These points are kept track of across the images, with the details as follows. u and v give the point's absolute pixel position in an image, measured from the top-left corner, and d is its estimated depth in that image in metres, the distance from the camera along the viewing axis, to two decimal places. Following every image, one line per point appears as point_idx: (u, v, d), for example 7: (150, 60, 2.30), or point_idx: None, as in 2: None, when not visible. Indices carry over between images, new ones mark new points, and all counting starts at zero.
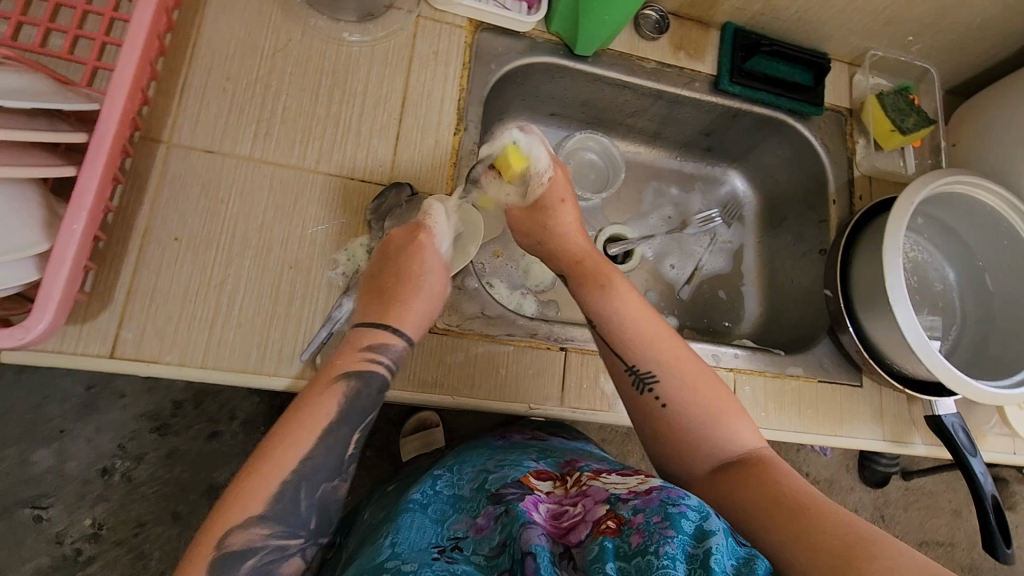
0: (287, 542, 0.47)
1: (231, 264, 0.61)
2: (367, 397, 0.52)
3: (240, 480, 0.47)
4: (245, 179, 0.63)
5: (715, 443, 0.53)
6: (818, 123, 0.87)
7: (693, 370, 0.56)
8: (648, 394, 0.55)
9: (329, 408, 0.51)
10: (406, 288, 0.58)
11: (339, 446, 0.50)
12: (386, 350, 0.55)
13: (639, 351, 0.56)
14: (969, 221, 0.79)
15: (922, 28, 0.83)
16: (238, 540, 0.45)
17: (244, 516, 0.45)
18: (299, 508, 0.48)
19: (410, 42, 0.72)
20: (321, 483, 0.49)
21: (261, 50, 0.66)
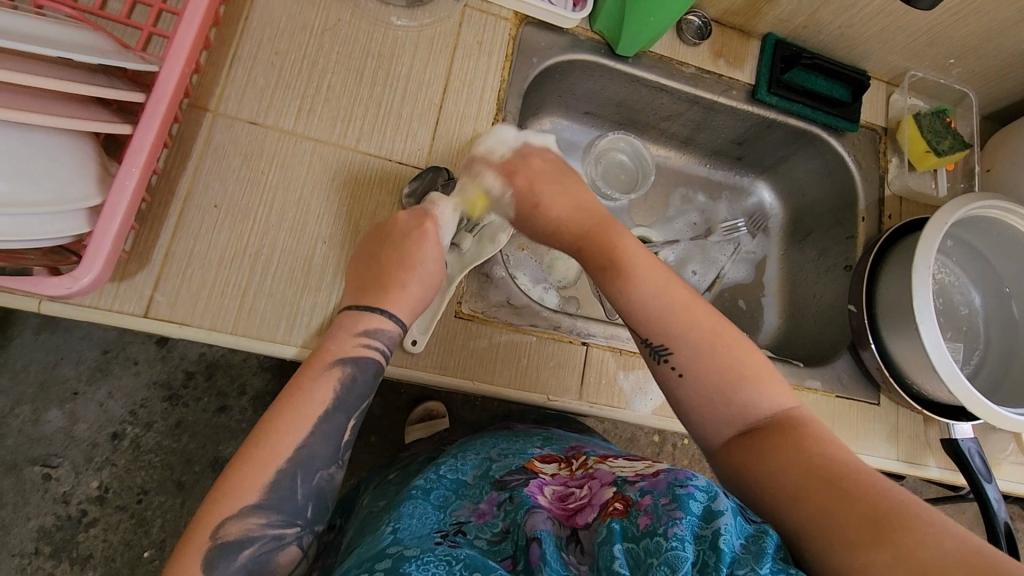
0: (284, 531, 0.47)
1: (268, 235, 0.62)
2: (361, 383, 0.53)
3: (239, 469, 0.47)
4: (286, 153, 0.64)
5: (737, 410, 0.51)
6: (852, 140, 0.87)
7: (708, 334, 0.54)
8: (664, 363, 0.55)
9: (324, 396, 0.51)
10: (405, 272, 0.58)
11: (333, 435, 0.51)
12: (380, 335, 0.55)
13: (650, 322, 0.55)
14: (1000, 246, 0.78)
15: (965, 52, 0.83)
16: (233, 530, 0.45)
17: (237, 507, 0.46)
18: (296, 496, 0.48)
19: (456, 31, 0.72)
20: (317, 471, 0.49)
21: (310, 28, 0.67)
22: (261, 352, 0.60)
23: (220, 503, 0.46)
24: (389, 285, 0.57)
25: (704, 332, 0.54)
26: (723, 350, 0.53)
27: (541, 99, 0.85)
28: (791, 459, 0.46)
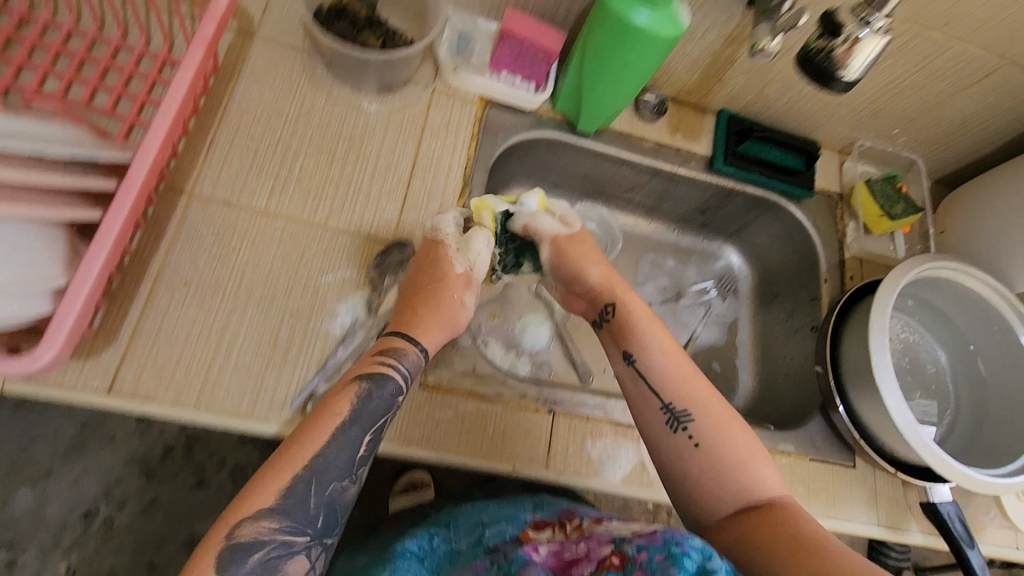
0: (294, 538, 0.50)
1: (235, 309, 0.64)
2: (381, 395, 0.57)
3: (263, 474, 0.51)
4: (258, 231, 0.67)
5: (746, 485, 0.58)
6: (809, 206, 0.91)
7: (719, 407, 0.62)
8: (682, 432, 0.61)
9: (343, 408, 0.55)
10: (423, 306, 0.63)
11: (350, 446, 0.54)
12: (402, 357, 0.59)
13: (675, 391, 0.63)
14: (960, 305, 0.81)
15: (907, 123, 0.88)
16: (247, 532, 0.48)
17: (256, 508, 0.49)
18: (309, 504, 0.51)
19: (424, 113, 0.77)
20: (331, 483, 0.52)
21: (286, 115, 0.72)
22: (223, 427, 0.60)
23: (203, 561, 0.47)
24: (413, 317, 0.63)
25: (714, 407, 0.62)
26: (729, 430, 0.61)
27: (508, 173, 0.89)
28: (774, 533, 0.53)
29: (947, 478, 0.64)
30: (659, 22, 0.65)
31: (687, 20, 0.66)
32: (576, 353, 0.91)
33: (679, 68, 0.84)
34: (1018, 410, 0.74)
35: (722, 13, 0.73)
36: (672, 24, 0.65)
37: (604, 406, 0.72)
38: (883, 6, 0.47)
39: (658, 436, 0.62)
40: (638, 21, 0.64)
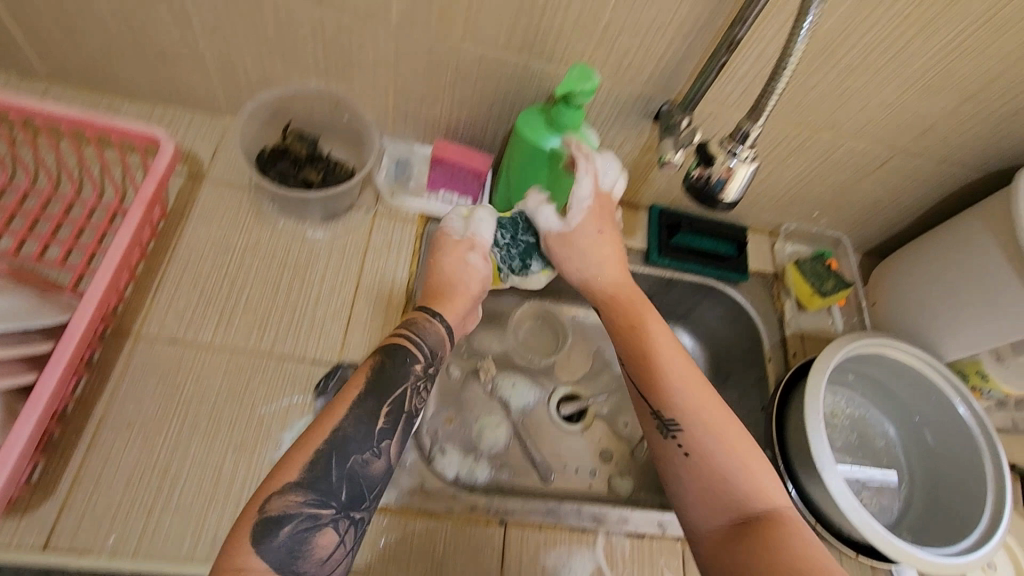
0: (319, 511, 0.52)
1: (179, 448, 0.65)
2: (401, 363, 0.62)
3: (290, 452, 0.54)
4: (203, 367, 0.69)
5: (739, 494, 0.58)
6: (746, 288, 0.95)
7: (714, 412, 0.64)
8: (672, 439, 0.63)
9: (360, 381, 0.59)
10: (440, 289, 0.71)
11: (367, 422, 0.57)
12: (424, 331, 0.66)
13: (668, 395, 0.65)
14: (899, 378, 0.83)
15: (824, 207, 0.93)
16: (276, 505, 0.51)
17: (283, 483, 0.52)
18: (330, 477, 0.53)
19: (367, 235, 0.82)
20: (352, 455, 0.55)
21: (233, 249, 0.76)
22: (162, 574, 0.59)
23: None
24: (434, 295, 0.70)
25: (705, 410, 0.64)
26: (724, 429, 0.63)
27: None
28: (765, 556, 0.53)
29: (894, 558, 0.65)
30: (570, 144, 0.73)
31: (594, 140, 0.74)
32: (536, 453, 0.89)
33: None
34: (966, 484, 0.76)
35: (632, 128, 0.80)
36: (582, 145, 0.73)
37: (556, 510, 0.72)
38: (746, 138, 0.54)
39: (653, 444, 0.65)
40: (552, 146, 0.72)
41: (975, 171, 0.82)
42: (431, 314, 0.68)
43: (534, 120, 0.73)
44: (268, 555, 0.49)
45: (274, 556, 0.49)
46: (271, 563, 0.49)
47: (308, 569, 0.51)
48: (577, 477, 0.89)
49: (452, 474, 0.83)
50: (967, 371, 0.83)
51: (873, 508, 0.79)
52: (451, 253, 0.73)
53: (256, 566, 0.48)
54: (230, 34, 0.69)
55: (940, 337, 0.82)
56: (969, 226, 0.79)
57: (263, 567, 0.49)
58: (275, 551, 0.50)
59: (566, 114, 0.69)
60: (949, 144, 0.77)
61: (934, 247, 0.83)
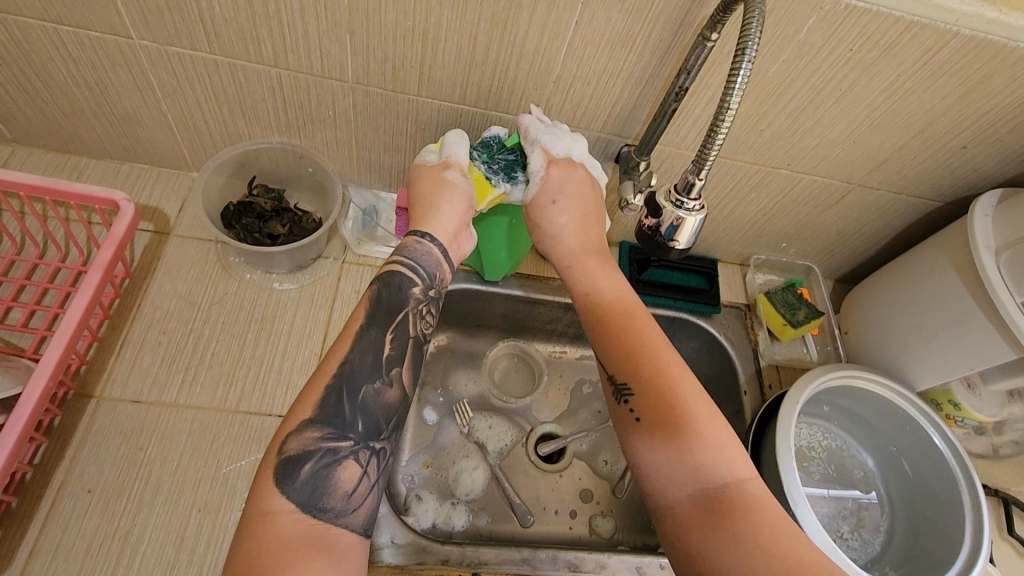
0: (338, 444, 0.53)
1: (140, 512, 0.64)
2: (395, 289, 0.62)
3: (301, 392, 0.55)
4: (166, 426, 0.68)
5: (694, 465, 0.55)
6: (719, 320, 0.94)
7: (670, 376, 0.60)
8: (625, 404, 0.60)
9: (360, 312, 0.60)
10: (424, 211, 0.68)
11: (372, 352, 0.58)
12: (412, 251, 0.65)
13: (618, 362, 0.62)
14: (873, 408, 0.83)
15: (791, 238, 0.94)
16: (295, 445, 0.52)
17: (298, 424, 0.53)
18: (344, 411, 0.54)
19: (334, 285, 0.82)
20: (362, 386, 0.56)
21: (199, 304, 0.76)
22: None
23: (237, 564, 0.46)
24: (417, 217, 0.68)
25: (657, 373, 0.60)
26: (677, 392, 0.59)
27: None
28: (724, 531, 0.51)
29: None
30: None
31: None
32: (515, 494, 0.87)
33: None
34: (944, 513, 0.75)
35: None
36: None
37: (532, 559, 0.71)
38: (691, 191, 0.57)
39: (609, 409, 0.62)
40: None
41: (933, 201, 0.83)
42: (420, 235, 0.66)
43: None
44: (294, 494, 0.49)
45: (300, 495, 0.50)
46: (299, 502, 0.49)
47: (334, 505, 0.51)
48: (556, 518, 0.88)
49: (428, 524, 0.83)
50: (941, 401, 0.82)
51: (851, 542, 0.78)
52: (428, 177, 0.69)
53: (285, 508, 0.49)
54: (191, 96, 0.71)
55: (909, 366, 0.83)
56: (930, 255, 0.80)
57: (291, 507, 0.49)
58: (299, 491, 0.50)
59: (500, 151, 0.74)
60: (903, 176, 0.79)
61: (899, 277, 0.84)
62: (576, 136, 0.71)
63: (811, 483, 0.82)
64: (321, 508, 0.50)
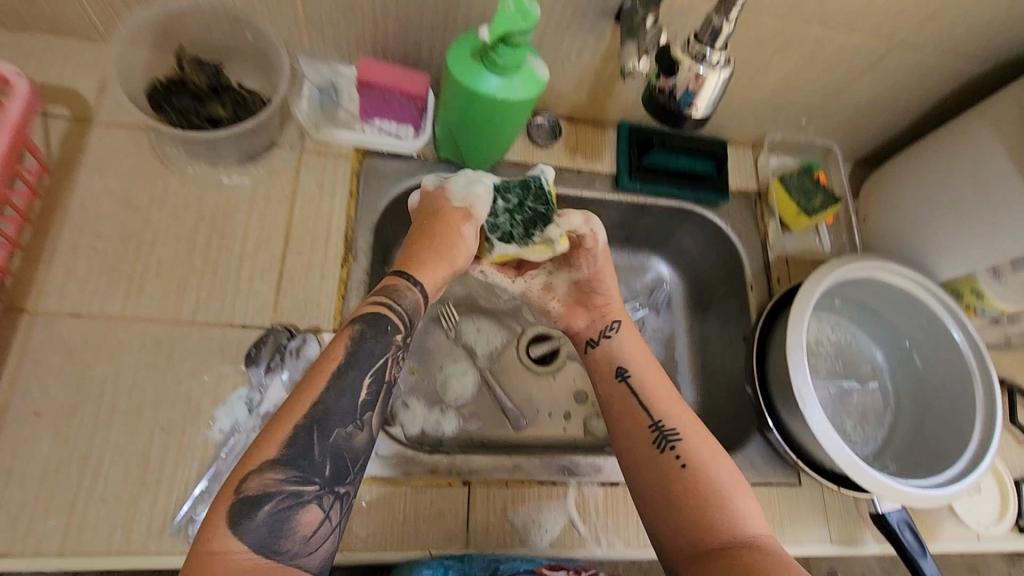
0: (302, 488, 0.47)
1: (97, 434, 0.58)
2: (374, 342, 0.53)
3: (269, 425, 0.49)
4: (114, 342, 0.61)
5: (726, 515, 0.55)
6: (727, 210, 0.86)
7: (709, 437, 0.61)
8: (669, 451, 0.59)
9: (338, 353, 0.52)
10: (429, 255, 0.60)
11: (350, 392, 0.51)
12: (400, 299, 0.57)
13: (665, 411, 0.62)
14: (891, 302, 0.78)
15: (813, 113, 0.83)
16: (254, 485, 0.46)
17: (260, 461, 0.47)
18: (313, 453, 0.48)
19: (293, 178, 0.72)
20: (334, 429, 0.49)
21: (136, 204, 0.67)
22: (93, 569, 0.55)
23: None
24: (416, 258, 0.61)
25: (699, 431, 0.61)
26: (714, 452, 0.59)
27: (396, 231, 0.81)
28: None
29: (866, 488, 0.62)
30: (508, 84, 0.61)
31: (544, 74, 0.62)
32: (506, 398, 0.84)
33: (565, 88, 0.78)
34: (955, 408, 0.72)
35: (590, 32, 0.68)
36: (529, 82, 0.61)
37: (524, 466, 0.68)
38: (717, 39, 0.50)
39: (642, 451, 0.60)
40: (488, 86, 0.61)
41: (982, 60, 0.72)
42: (411, 281, 0.59)
43: (459, 59, 0.61)
44: (248, 535, 0.45)
45: (255, 536, 0.45)
46: (251, 544, 0.45)
47: (290, 546, 0.46)
48: (550, 421, 0.85)
49: (417, 431, 0.79)
50: (963, 291, 0.76)
51: (854, 438, 0.76)
52: (446, 221, 0.62)
53: (237, 548, 0.44)
54: None
55: (931, 255, 0.76)
56: (975, 129, 0.70)
57: (243, 547, 0.44)
58: (254, 531, 0.45)
59: (503, 51, 0.58)
60: (952, 30, 0.67)
61: (935, 156, 0.74)
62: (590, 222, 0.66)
63: (818, 378, 0.79)
64: (275, 550, 0.45)
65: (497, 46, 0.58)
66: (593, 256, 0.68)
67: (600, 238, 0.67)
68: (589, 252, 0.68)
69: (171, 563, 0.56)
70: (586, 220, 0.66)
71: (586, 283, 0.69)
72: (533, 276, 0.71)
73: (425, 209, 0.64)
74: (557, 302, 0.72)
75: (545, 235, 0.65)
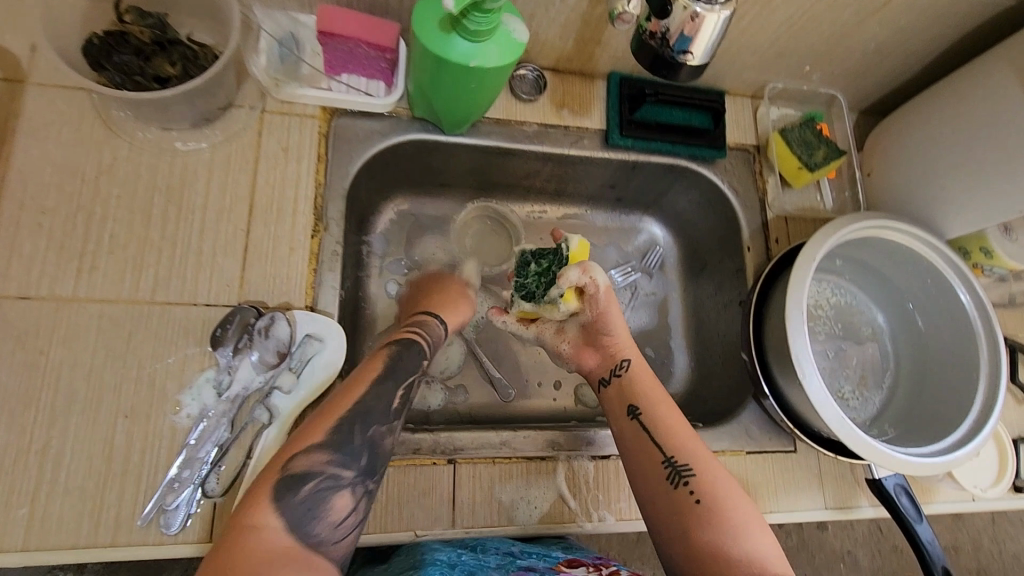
0: (341, 472, 0.49)
1: (55, 423, 0.55)
2: (409, 359, 0.60)
3: (315, 418, 0.52)
4: (68, 325, 0.57)
5: (745, 553, 0.52)
6: (724, 166, 0.80)
7: (723, 472, 0.58)
8: (683, 487, 0.57)
9: (376, 368, 0.57)
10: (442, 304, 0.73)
11: (386, 397, 0.55)
12: (426, 332, 0.65)
13: (678, 446, 0.60)
14: (894, 262, 0.74)
15: (818, 58, 0.76)
16: (301, 464, 0.48)
17: (308, 443, 0.49)
18: (353, 442, 0.50)
19: (255, 142, 0.66)
20: (373, 424, 0.52)
21: (82, 174, 0.61)
22: (62, 562, 0.53)
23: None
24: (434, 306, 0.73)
25: (714, 468, 0.58)
26: (730, 488, 0.57)
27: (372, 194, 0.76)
28: None
29: (863, 458, 0.60)
30: (482, 50, 0.56)
31: (523, 35, 0.57)
32: (493, 368, 0.81)
33: (550, 35, 0.71)
34: (956, 374, 0.69)
35: None
36: (505, 47, 0.56)
37: (511, 442, 0.66)
38: None
39: (656, 488, 0.58)
40: (461, 53, 0.56)
41: None
42: (436, 319, 0.69)
43: (424, 22, 0.56)
44: (288, 512, 0.45)
45: (292, 513, 0.45)
46: (288, 520, 0.45)
47: (321, 531, 0.46)
48: (540, 391, 0.82)
49: None
50: (971, 248, 0.73)
51: (849, 405, 0.75)
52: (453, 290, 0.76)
53: (273, 524, 0.44)
54: None
55: (938, 212, 0.72)
56: (999, 74, 0.64)
57: (279, 523, 0.45)
58: (293, 507, 0.46)
59: (475, 17, 0.53)
60: None
61: (953, 105, 0.68)
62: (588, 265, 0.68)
63: (816, 343, 0.77)
64: (307, 532, 0.45)
65: (466, 13, 0.53)
66: (595, 300, 0.69)
67: (601, 281, 0.69)
68: (592, 298, 0.69)
69: (144, 553, 0.53)
70: (583, 271, 0.68)
71: (594, 325, 0.70)
72: (548, 323, 0.75)
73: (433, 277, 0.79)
74: (568, 343, 0.73)
75: (551, 296, 0.71)
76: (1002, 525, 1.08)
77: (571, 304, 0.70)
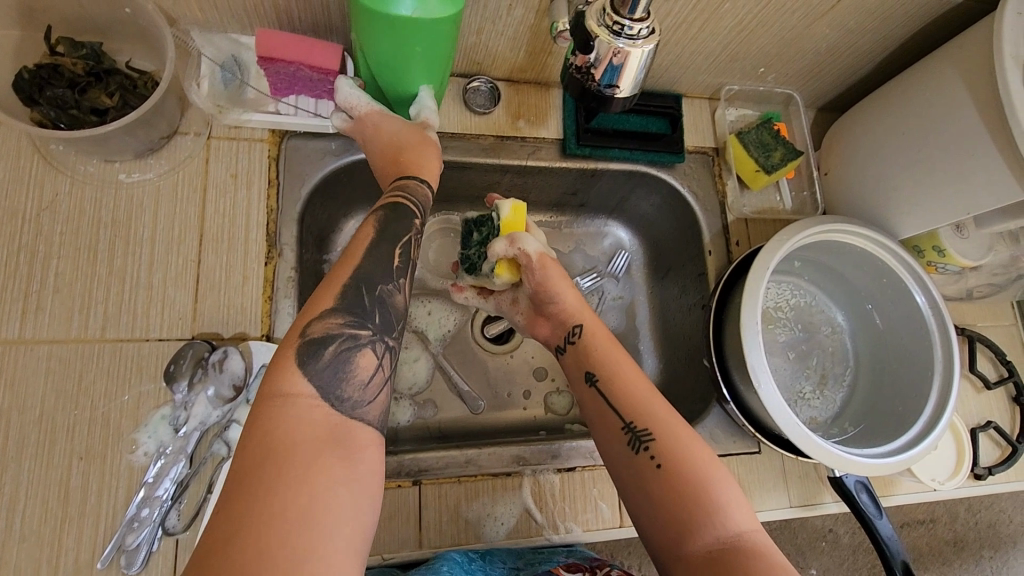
0: (358, 331, 0.50)
1: (8, 469, 0.54)
2: (402, 217, 0.58)
3: (320, 288, 0.52)
4: (14, 368, 0.56)
5: (708, 511, 0.52)
6: (684, 170, 0.80)
7: (682, 428, 0.57)
8: (644, 451, 0.56)
9: (369, 231, 0.56)
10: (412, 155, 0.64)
11: (385, 259, 0.55)
12: (415, 193, 0.62)
13: (637, 410, 0.58)
14: (851, 265, 0.75)
15: (770, 60, 0.76)
16: (318, 328, 0.48)
17: (320, 310, 0.49)
18: (363, 302, 0.51)
19: (203, 169, 0.65)
20: (378, 284, 0.53)
21: (23, 212, 0.60)
22: None
23: (244, 454, 0.43)
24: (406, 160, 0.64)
25: (673, 425, 0.57)
26: (691, 444, 0.56)
27: (329, 214, 0.75)
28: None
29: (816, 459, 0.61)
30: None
31: None
32: (461, 382, 0.81)
33: (499, 48, 0.70)
34: (914, 372, 0.70)
35: None
36: None
37: (477, 460, 0.66)
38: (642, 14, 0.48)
39: (621, 457, 0.58)
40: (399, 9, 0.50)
41: None
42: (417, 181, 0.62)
43: None
44: (317, 376, 0.46)
45: (321, 378, 0.47)
46: (319, 385, 0.46)
47: (351, 394, 0.47)
48: (510, 401, 0.82)
49: None
50: (924, 247, 0.74)
51: (810, 406, 0.76)
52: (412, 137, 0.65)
53: (305, 391, 0.46)
54: None
55: (891, 211, 0.72)
56: (943, 76, 0.64)
57: (310, 390, 0.46)
58: (320, 373, 0.47)
59: None
60: None
61: (901, 108, 0.69)
62: (515, 236, 0.68)
63: (774, 344, 0.79)
64: (338, 396, 0.47)
65: None
66: (530, 269, 0.68)
67: (531, 250, 0.68)
68: (528, 268, 0.68)
69: None
70: (511, 243, 0.68)
71: (538, 296, 0.69)
72: (502, 295, 0.75)
73: (393, 123, 0.64)
74: (522, 314, 0.74)
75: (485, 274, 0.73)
76: (975, 510, 1.10)
77: (506, 276, 0.70)
